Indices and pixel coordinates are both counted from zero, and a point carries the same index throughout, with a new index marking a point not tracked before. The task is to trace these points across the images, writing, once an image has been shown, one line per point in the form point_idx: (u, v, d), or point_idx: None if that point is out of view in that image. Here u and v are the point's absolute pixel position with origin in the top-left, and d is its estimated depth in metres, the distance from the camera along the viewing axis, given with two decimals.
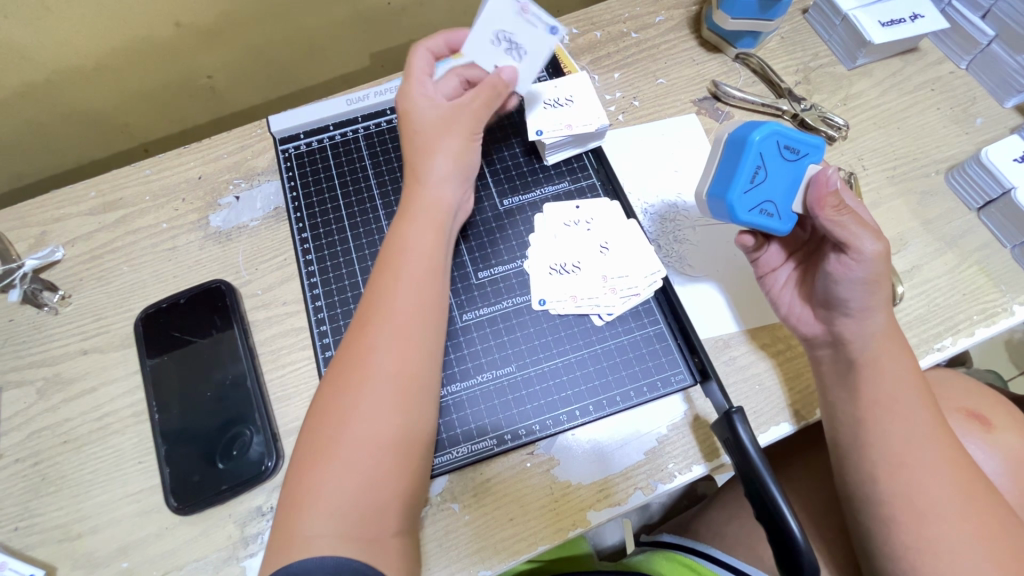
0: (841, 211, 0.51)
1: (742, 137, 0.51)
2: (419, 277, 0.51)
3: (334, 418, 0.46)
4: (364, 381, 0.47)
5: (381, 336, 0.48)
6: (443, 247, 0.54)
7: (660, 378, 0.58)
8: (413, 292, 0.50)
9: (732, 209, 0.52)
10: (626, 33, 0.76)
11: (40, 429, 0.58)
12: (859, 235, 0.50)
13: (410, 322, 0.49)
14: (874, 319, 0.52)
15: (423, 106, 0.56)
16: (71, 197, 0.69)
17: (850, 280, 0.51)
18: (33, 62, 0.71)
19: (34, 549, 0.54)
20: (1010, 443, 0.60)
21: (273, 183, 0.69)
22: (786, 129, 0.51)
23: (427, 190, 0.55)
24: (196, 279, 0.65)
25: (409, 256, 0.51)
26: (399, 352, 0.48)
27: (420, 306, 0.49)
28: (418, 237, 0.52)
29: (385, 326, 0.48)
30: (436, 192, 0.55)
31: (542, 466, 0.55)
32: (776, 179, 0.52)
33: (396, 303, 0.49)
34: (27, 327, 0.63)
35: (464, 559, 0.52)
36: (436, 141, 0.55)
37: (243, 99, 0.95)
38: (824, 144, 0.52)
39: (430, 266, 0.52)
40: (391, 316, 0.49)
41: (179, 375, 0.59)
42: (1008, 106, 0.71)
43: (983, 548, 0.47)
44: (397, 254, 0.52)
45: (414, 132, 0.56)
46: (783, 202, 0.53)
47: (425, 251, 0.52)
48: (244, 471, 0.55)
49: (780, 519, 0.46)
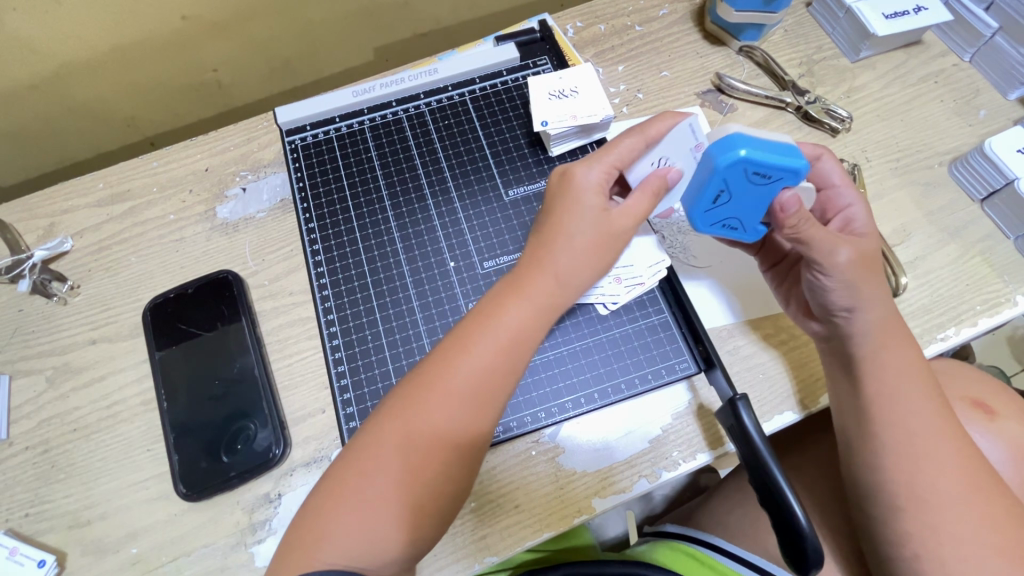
0: (799, 231, 0.50)
1: (707, 159, 0.48)
2: (511, 359, 0.49)
3: (382, 440, 0.46)
4: (424, 421, 0.46)
5: (456, 393, 0.47)
6: (532, 329, 0.51)
7: (665, 366, 0.58)
8: (502, 375, 0.49)
9: (692, 223, 0.53)
10: (630, 27, 0.76)
11: (50, 417, 0.59)
12: (829, 246, 0.50)
13: (491, 401, 0.48)
14: (866, 314, 0.51)
15: (585, 188, 0.53)
16: (79, 189, 0.69)
17: (830, 286, 0.52)
18: (41, 55, 0.72)
19: (45, 535, 0.55)
20: (1013, 432, 0.60)
21: (279, 175, 0.69)
22: (757, 155, 0.47)
23: (541, 273, 0.52)
24: (203, 270, 0.65)
25: (507, 336, 0.49)
26: (471, 423, 0.47)
27: (500, 390, 0.49)
28: (510, 313, 0.50)
29: (465, 391, 0.47)
30: (559, 291, 0.52)
31: (547, 453, 0.56)
32: (745, 200, 0.50)
33: (486, 374, 0.48)
34: (37, 316, 0.64)
35: (470, 546, 0.53)
36: (573, 233, 0.52)
37: (248, 94, 0.95)
38: (804, 168, 0.47)
39: (522, 351, 0.50)
40: (473, 385, 0.48)
41: (187, 364, 0.59)
42: (1012, 98, 0.71)
43: (985, 534, 0.47)
44: (499, 321, 0.50)
45: (554, 209, 0.54)
46: (750, 219, 0.52)
47: (513, 328, 0.50)
48: (252, 459, 0.56)
49: (784, 504, 0.47)
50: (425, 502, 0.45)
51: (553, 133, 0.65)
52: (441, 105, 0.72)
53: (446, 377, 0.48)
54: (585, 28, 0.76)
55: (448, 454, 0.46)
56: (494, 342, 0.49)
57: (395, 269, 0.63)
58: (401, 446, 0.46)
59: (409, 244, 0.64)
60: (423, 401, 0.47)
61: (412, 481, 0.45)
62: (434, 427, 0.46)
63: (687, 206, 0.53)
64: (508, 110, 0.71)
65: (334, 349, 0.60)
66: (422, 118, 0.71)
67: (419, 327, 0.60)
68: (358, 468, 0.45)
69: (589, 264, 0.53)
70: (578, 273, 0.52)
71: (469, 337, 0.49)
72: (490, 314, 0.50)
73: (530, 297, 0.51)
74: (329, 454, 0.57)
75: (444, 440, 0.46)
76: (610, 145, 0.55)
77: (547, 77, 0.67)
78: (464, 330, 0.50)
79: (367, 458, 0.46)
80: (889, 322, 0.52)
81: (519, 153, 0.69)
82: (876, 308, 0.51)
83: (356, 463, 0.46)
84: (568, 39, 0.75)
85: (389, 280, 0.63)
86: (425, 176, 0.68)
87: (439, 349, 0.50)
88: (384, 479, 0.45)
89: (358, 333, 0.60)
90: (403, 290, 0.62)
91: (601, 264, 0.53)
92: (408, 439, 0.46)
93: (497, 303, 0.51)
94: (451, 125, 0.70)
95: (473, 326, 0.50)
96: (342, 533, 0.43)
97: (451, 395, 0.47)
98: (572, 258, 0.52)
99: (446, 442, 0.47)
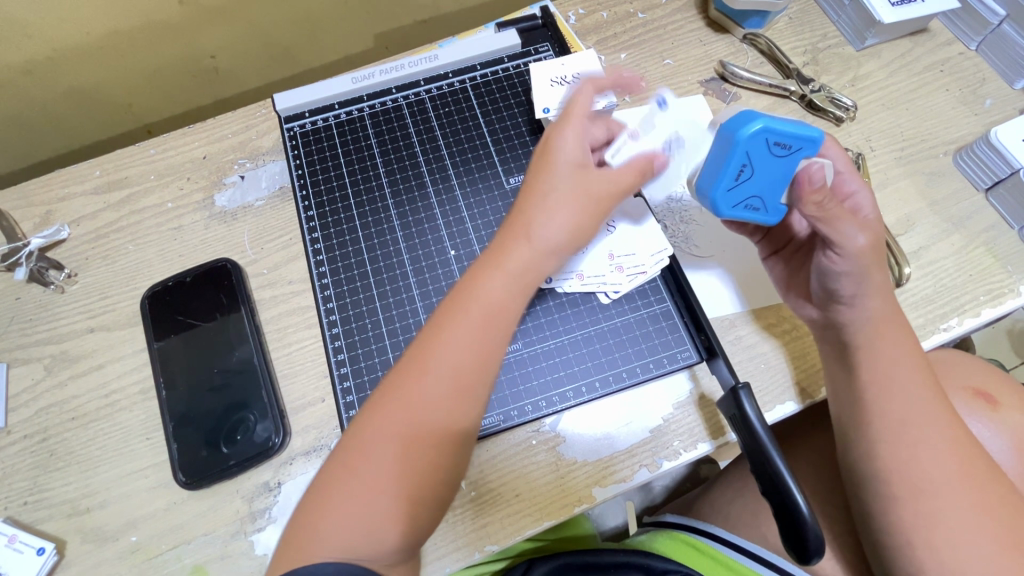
0: (825, 208, 0.50)
1: (725, 134, 0.49)
2: (488, 333, 0.47)
3: (368, 430, 0.45)
4: (407, 411, 0.45)
5: (435, 374, 0.46)
6: (517, 302, 0.49)
7: (666, 355, 0.58)
8: (482, 351, 0.47)
9: (714, 206, 0.51)
10: (633, 14, 0.75)
11: (48, 405, 0.59)
12: (846, 232, 0.50)
13: (470, 384, 0.47)
14: (871, 304, 0.51)
15: (565, 148, 0.51)
16: (76, 176, 0.69)
17: (837, 274, 0.52)
18: (36, 40, 0.71)
19: (43, 523, 0.54)
20: (1016, 422, 0.60)
21: (278, 163, 0.68)
22: (775, 123, 0.47)
23: (531, 246, 0.49)
24: (201, 258, 0.65)
25: (489, 310, 0.48)
26: (452, 409, 0.46)
27: (482, 373, 0.47)
28: (494, 284, 0.48)
29: (444, 374, 0.46)
30: (537, 259, 0.49)
31: (548, 443, 0.56)
32: (765, 174, 0.50)
33: (465, 350, 0.47)
34: (34, 304, 0.63)
35: (470, 535, 0.53)
36: (552, 193, 0.49)
37: (245, 82, 0.94)
38: (820, 137, 0.49)
39: (501, 325, 0.48)
40: (453, 367, 0.46)
41: (186, 354, 0.59)
42: (1018, 87, 0.70)
43: (986, 522, 0.47)
44: (476, 297, 0.48)
45: (532, 174, 0.51)
46: (771, 196, 0.51)
47: (498, 300, 0.48)
48: (252, 449, 0.55)
49: (786, 493, 0.46)
50: (415, 491, 0.45)
51: (554, 120, 0.65)
52: (441, 92, 0.71)
53: (427, 363, 0.46)
54: (587, 15, 0.75)
55: (437, 441, 0.45)
56: (472, 319, 0.47)
57: (395, 258, 0.63)
58: (386, 435, 0.45)
59: (409, 232, 0.64)
60: (405, 387, 0.46)
61: (402, 471, 0.44)
62: (418, 414, 0.46)
63: (706, 185, 0.51)
64: (509, 98, 0.70)
65: (333, 337, 0.60)
66: (422, 105, 0.70)
67: (420, 315, 0.60)
68: (346, 460, 0.45)
69: (569, 229, 0.49)
70: (559, 236, 0.49)
71: (445, 317, 0.48)
72: (467, 290, 0.48)
73: (505, 268, 0.48)
74: (328, 443, 0.56)
75: (427, 429, 0.46)
76: (581, 107, 0.53)
77: (548, 65, 0.66)
78: (441, 311, 0.48)
79: (355, 450, 0.45)
80: (890, 311, 0.52)
81: (520, 140, 0.68)
82: (883, 297, 0.51)
83: (348, 459, 0.45)
84: (569, 26, 0.74)
85: (388, 268, 0.62)
86: (425, 164, 0.67)
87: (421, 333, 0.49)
88: (370, 469, 0.44)
89: (358, 321, 0.60)
90: (402, 277, 0.62)
91: (585, 230, 0.50)
92: (391, 428, 0.45)
93: (473, 274, 0.49)
94: (452, 112, 0.70)
95: (451, 304, 0.48)
96: (334, 520, 0.43)
97: (430, 375, 0.46)
98: (550, 220, 0.48)
99: (431, 428, 0.45)
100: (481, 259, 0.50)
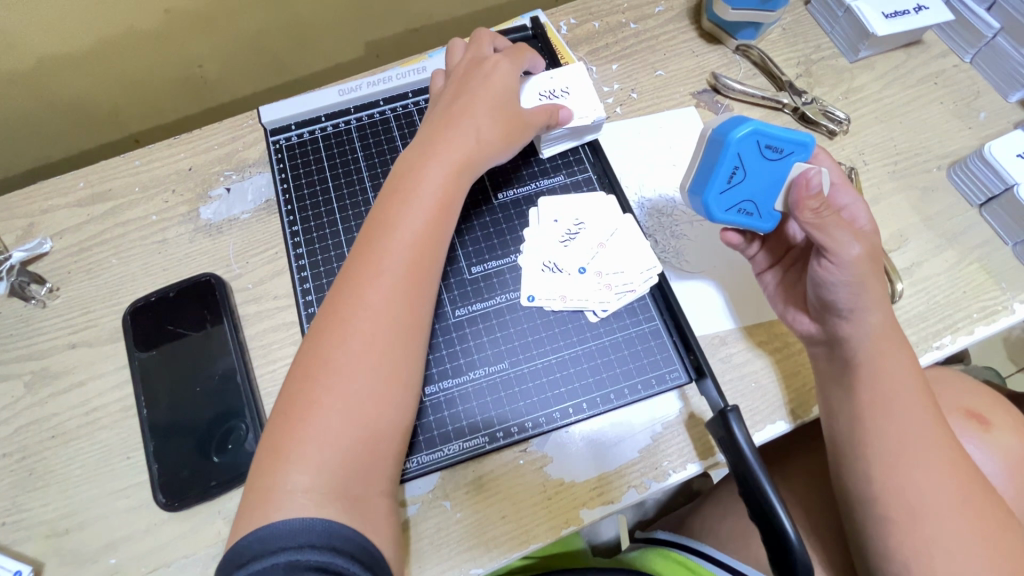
0: (820, 215, 0.48)
1: (717, 137, 0.50)
2: (437, 221, 0.52)
3: (325, 336, 0.47)
4: (360, 309, 0.47)
5: (391, 261, 0.49)
6: (455, 194, 0.54)
7: (655, 375, 0.57)
8: (432, 238, 0.51)
9: (707, 209, 0.52)
10: (625, 24, 0.74)
11: (28, 423, 0.58)
12: (840, 239, 0.48)
13: (423, 278, 0.50)
14: (868, 318, 0.50)
15: (494, 67, 0.60)
16: (59, 188, 0.68)
17: (833, 283, 0.50)
18: (18, 50, 0.70)
19: (21, 545, 0.53)
20: (1009, 443, 0.59)
21: (264, 175, 0.68)
22: (766, 126, 0.49)
23: (463, 142, 0.55)
24: (185, 273, 0.64)
25: (432, 200, 0.52)
26: (404, 294, 0.49)
27: (433, 259, 0.51)
28: (434, 178, 0.53)
29: (401, 263, 0.49)
30: (470, 156, 0.55)
31: (535, 463, 0.55)
32: (757, 177, 0.51)
33: (418, 237, 0.51)
34: (15, 319, 0.62)
35: (456, 556, 0.52)
36: (475, 105, 0.57)
37: (235, 90, 0.93)
38: (811, 141, 0.50)
39: (444, 217, 0.53)
40: (405, 252, 0.50)
41: (168, 371, 0.58)
42: (1012, 101, 0.70)
43: (978, 549, 0.46)
44: (420, 188, 0.52)
45: (455, 94, 0.59)
46: (764, 201, 0.53)
47: (438, 192, 0.53)
48: (233, 469, 0.54)
49: (775, 520, 0.45)
50: (379, 385, 0.46)
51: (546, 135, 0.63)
52: None
53: (379, 256, 0.49)
54: (579, 25, 0.74)
55: (400, 325, 0.48)
56: (419, 205, 0.52)
57: None
58: (344, 336, 0.46)
59: None
60: (356, 283, 0.48)
61: (375, 357, 0.46)
62: (372, 303, 0.48)
63: (700, 190, 0.52)
64: None
65: None
66: (410, 118, 0.69)
67: None
68: (306, 372, 0.46)
69: (497, 131, 0.57)
70: (490, 140, 0.56)
71: (387, 217, 0.51)
72: (410, 186, 0.52)
73: (443, 163, 0.54)
74: None
75: (384, 318, 0.47)
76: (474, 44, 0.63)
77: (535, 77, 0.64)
78: (382, 213, 0.52)
79: (330, 349, 0.46)
80: (888, 327, 0.51)
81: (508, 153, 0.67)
82: (881, 312, 0.51)
83: (324, 364, 0.46)
84: (561, 35, 0.74)
85: None
86: None
87: (363, 238, 0.51)
88: (334, 371, 0.45)
89: None
90: None
91: (512, 138, 0.58)
92: (347, 328, 0.47)
93: (410, 173, 0.53)
94: None
95: (395, 198, 0.52)
96: (313, 435, 0.43)
97: (386, 267, 0.49)
98: (476, 126, 0.56)
99: (387, 310, 0.48)
100: (413, 158, 0.55)
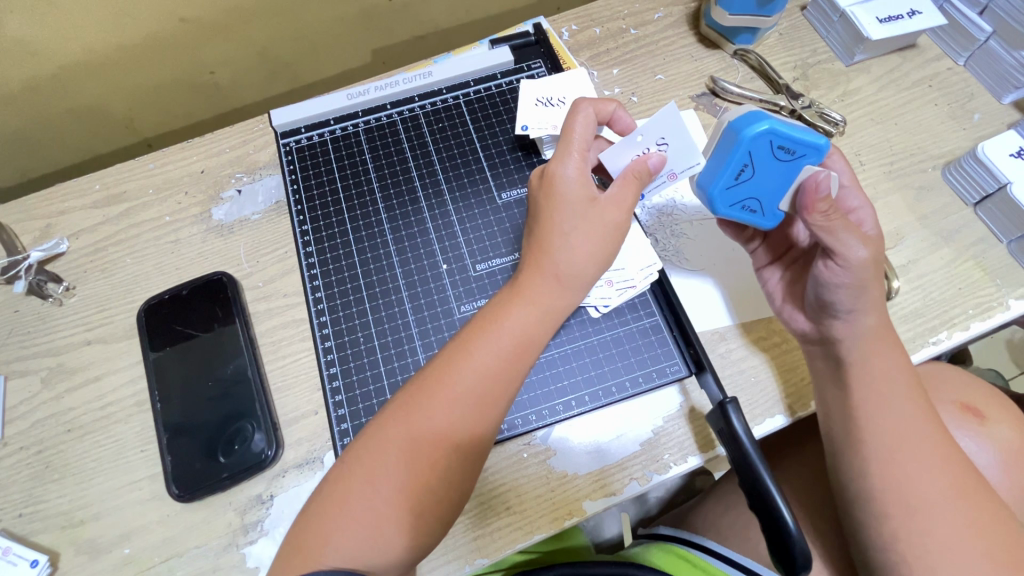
0: (830, 219, 0.48)
1: (731, 131, 0.50)
2: (513, 362, 0.51)
3: (386, 444, 0.47)
4: (427, 428, 0.48)
5: (459, 397, 0.48)
6: (538, 335, 0.52)
7: (656, 369, 0.58)
8: (505, 379, 0.50)
9: (711, 202, 0.53)
10: (625, 30, 0.76)
11: (45, 417, 0.59)
12: (846, 243, 0.48)
13: (488, 417, 0.49)
14: (863, 320, 0.51)
15: (566, 168, 0.53)
16: (76, 190, 0.70)
17: (835, 285, 0.51)
18: (40, 57, 0.73)
19: (37, 535, 0.55)
20: (1005, 436, 0.60)
21: (274, 177, 0.70)
22: (782, 126, 0.49)
23: (548, 275, 0.52)
24: (197, 272, 0.66)
25: (512, 341, 0.51)
26: (474, 426, 0.49)
27: (502, 398, 0.50)
28: (519, 317, 0.51)
29: (468, 397, 0.49)
30: (559, 294, 0.53)
31: (538, 456, 0.56)
32: (766, 177, 0.52)
33: (489, 377, 0.49)
34: (32, 317, 0.64)
35: (461, 548, 0.53)
36: (567, 223, 0.52)
37: (245, 96, 0.96)
38: (826, 145, 0.49)
39: (524, 357, 0.51)
40: (473, 388, 0.49)
41: (180, 366, 0.60)
42: (1005, 102, 0.71)
43: (975, 540, 0.47)
44: (502, 325, 0.51)
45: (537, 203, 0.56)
46: (769, 200, 0.53)
47: (521, 333, 0.51)
48: (246, 461, 0.56)
49: (774, 509, 0.46)
50: (426, 505, 0.46)
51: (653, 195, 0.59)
52: (435, 108, 0.72)
53: (448, 387, 0.49)
54: (580, 31, 0.76)
55: (450, 452, 0.48)
56: (499, 344, 0.50)
57: (389, 272, 0.63)
58: (404, 451, 0.47)
59: (403, 246, 0.64)
60: (423, 407, 0.48)
61: (415, 483, 0.46)
62: (433, 430, 0.48)
63: (707, 183, 0.53)
64: (500, 113, 0.71)
65: (326, 350, 0.60)
66: (417, 121, 0.71)
67: (412, 328, 0.60)
68: (364, 473, 0.46)
69: (592, 259, 0.52)
70: (577, 267, 0.52)
71: (469, 342, 0.50)
72: (493, 317, 0.52)
73: (530, 300, 0.52)
74: (321, 456, 0.57)
75: (447, 445, 0.48)
76: (568, 131, 0.54)
77: (623, 141, 0.56)
78: (466, 335, 0.51)
79: (371, 461, 0.47)
80: (881, 329, 0.52)
81: (512, 156, 0.69)
82: (877, 314, 0.52)
83: (360, 468, 0.47)
84: (563, 41, 0.76)
85: (381, 280, 0.63)
86: (418, 179, 0.68)
87: (440, 357, 0.51)
88: (389, 483, 0.46)
89: (350, 334, 0.60)
90: (395, 291, 0.62)
91: (604, 259, 0.53)
92: (410, 443, 0.47)
93: (498, 305, 0.52)
94: (446, 128, 0.71)
95: (475, 328, 0.51)
96: (347, 521, 0.45)
97: (454, 399, 0.48)
98: (570, 247, 0.52)
99: (445, 443, 0.47)
100: (504, 292, 0.53)
